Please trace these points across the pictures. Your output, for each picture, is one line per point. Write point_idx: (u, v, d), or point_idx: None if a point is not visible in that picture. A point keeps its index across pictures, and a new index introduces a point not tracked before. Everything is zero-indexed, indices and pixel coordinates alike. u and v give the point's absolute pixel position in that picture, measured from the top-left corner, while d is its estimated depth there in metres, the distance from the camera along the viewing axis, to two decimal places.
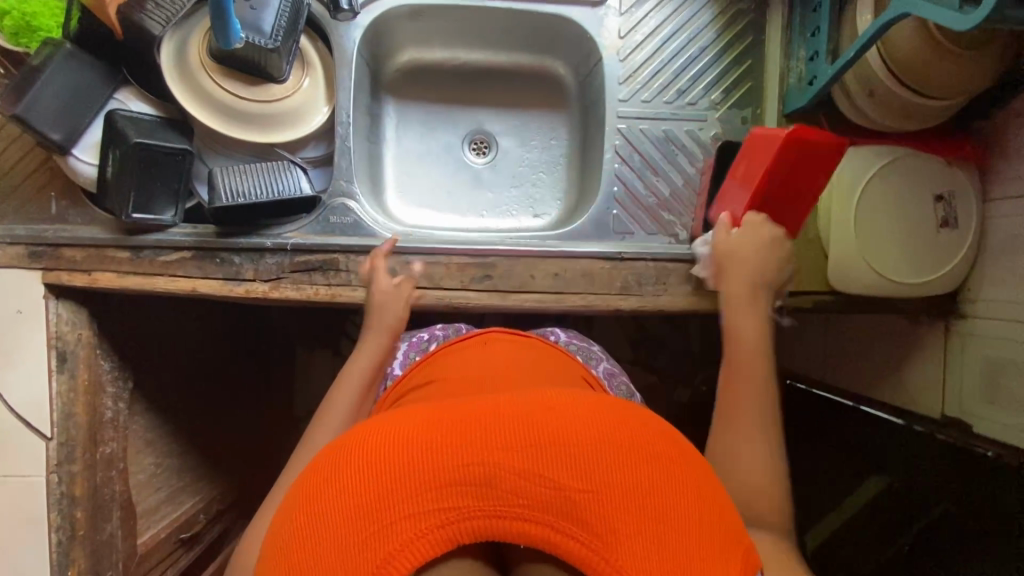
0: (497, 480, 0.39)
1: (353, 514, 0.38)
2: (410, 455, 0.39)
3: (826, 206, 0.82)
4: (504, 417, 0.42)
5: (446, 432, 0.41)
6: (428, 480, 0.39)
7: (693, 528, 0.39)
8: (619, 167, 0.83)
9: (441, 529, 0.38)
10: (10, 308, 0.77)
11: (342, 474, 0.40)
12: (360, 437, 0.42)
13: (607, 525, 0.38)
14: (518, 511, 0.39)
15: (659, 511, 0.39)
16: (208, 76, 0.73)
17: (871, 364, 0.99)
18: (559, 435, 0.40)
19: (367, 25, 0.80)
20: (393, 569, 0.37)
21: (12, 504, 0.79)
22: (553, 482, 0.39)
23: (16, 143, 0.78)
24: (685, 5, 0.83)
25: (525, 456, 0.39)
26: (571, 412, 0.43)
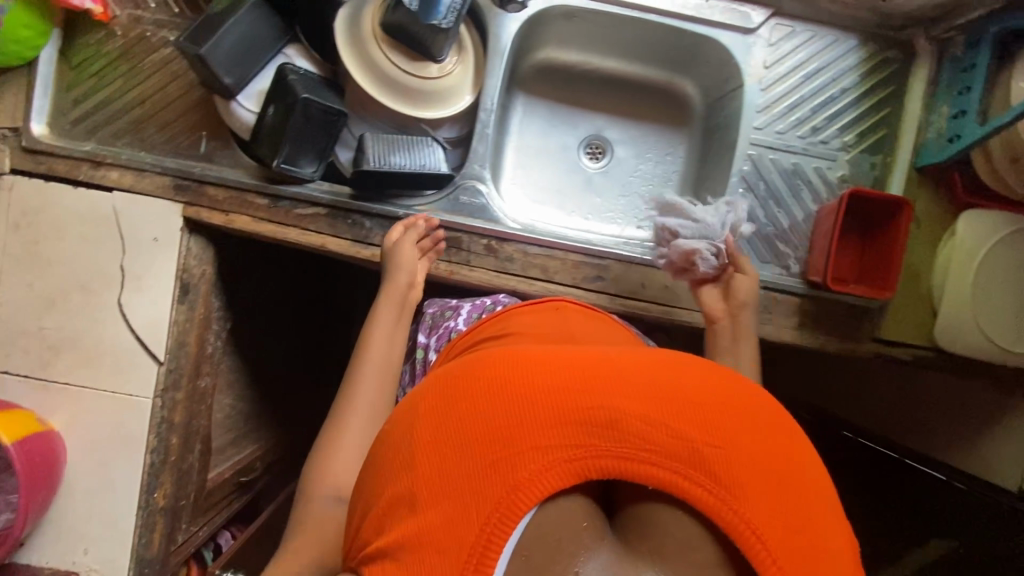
0: (621, 423, 0.42)
1: (485, 440, 0.42)
2: (536, 394, 0.43)
3: (944, 263, 0.82)
4: (625, 373, 0.45)
5: (571, 379, 0.44)
6: (554, 416, 0.42)
7: (807, 490, 0.41)
8: (743, 193, 0.84)
9: (568, 461, 0.41)
10: (146, 235, 0.80)
11: (472, 404, 0.44)
12: (484, 372, 0.46)
13: (731, 476, 0.40)
14: (642, 455, 0.41)
15: (775, 471, 0.41)
16: (376, 45, 0.76)
17: (947, 427, 0.99)
18: (675, 392, 0.44)
19: (524, 19, 0.83)
20: (527, 490, 0.40)
21: (115, 419, 0.82)
22: (675, 431, 0.41)
23: (177, 80, 0.82)
24: (833, 45, 0.84)
25: (645, 405, 0.43)
26: (682, 374, 0.46)
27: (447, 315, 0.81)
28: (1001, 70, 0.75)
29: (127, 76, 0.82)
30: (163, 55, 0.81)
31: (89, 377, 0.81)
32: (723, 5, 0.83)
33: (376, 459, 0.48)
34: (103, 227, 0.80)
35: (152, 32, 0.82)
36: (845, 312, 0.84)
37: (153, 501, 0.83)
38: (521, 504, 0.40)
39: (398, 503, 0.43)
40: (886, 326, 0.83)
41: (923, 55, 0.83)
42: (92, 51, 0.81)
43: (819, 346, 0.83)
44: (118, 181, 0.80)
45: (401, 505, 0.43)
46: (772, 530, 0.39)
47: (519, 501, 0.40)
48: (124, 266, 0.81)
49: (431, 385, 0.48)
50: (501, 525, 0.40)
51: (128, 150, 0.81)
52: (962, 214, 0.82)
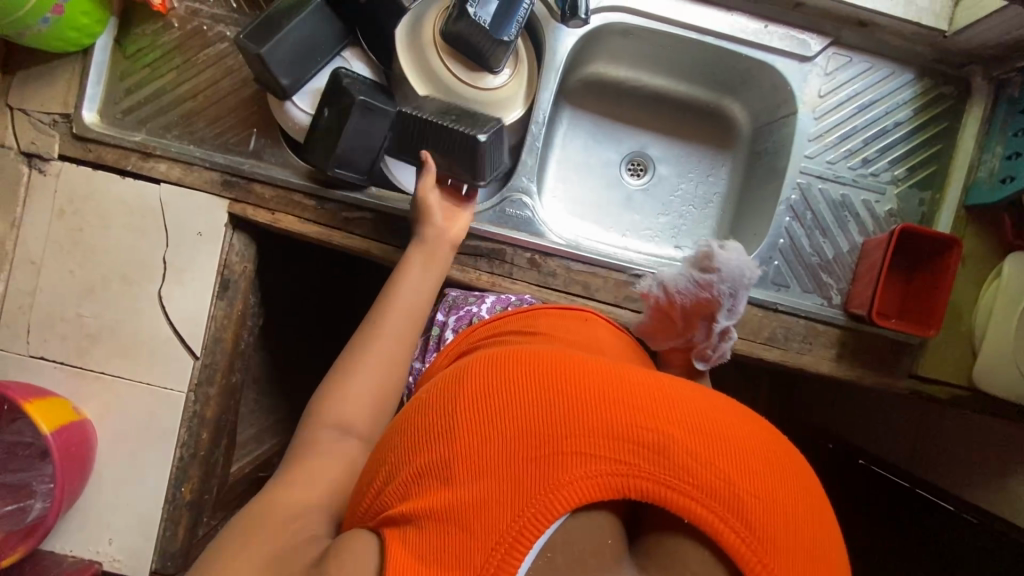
0: (668, 450, 0.44)
1: (535, 439, 0.45)
2: (591, 409, 0.46)
3: (989, 303, 0.81)
4: (676, 405, 0.47)
5: (628, 401, 0.47)
6: (606, 433, 0.45)
7: (822, 556, 0.44)
8: (789, 221, 0.84)
9: (610, 477, 0.44)
10: (190, 229, 0.80)
11: (529, 403, 0.46)
12: (544, 376, 0.48)
13: (758, 522, 0.42)
14: (682, 484, 0.43)
15: (796, 526, 0.44)
16: (436, 53, 0.76)
17: (972, 466, 0.98)
18: (723, 435, 0.46)
19: (582, 34, 0.82)
20: (565, 496, 0.43)
21: (148, 411, 0.82)
22: (717, 470, 0.44)
23: (231, 75, 0.82)
24: (890, 78, 0.83)
25: (691, 439, 0.45)
26: (730, 420, 0.48)
27: (472, 300, 0.78)
28: None
29: (181, 68, 0.81)
30: (217, 49, 0.81)
31: (124, 367, 0.81)
32: (782, 32, 0.82)
33: (417, 424, 0.50)
34: (148, 218, 0.80)
35: (208, 25, 0.81)
36: (885, 347, 0.83)
37: (180, 495, 0.83)
38: (556, 506, 0.43)
39: (434, 472, 0.45)
40: (925, 363, 0.83)
41: (979, 94, 0.83)
42: (147, 41, 0.81)
43: (856, 379, 0.83)
44: (166, 173, 0.80)
45: (436, 476, 0.45)
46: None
47: (557, 503, 0.43)
48: (167, 258, 0.80)
49: (486, 372, 0.51)
50: (535, 521, 0.42)
51: (177, 142, 0.81)
52: (1010, 255, 0.81)
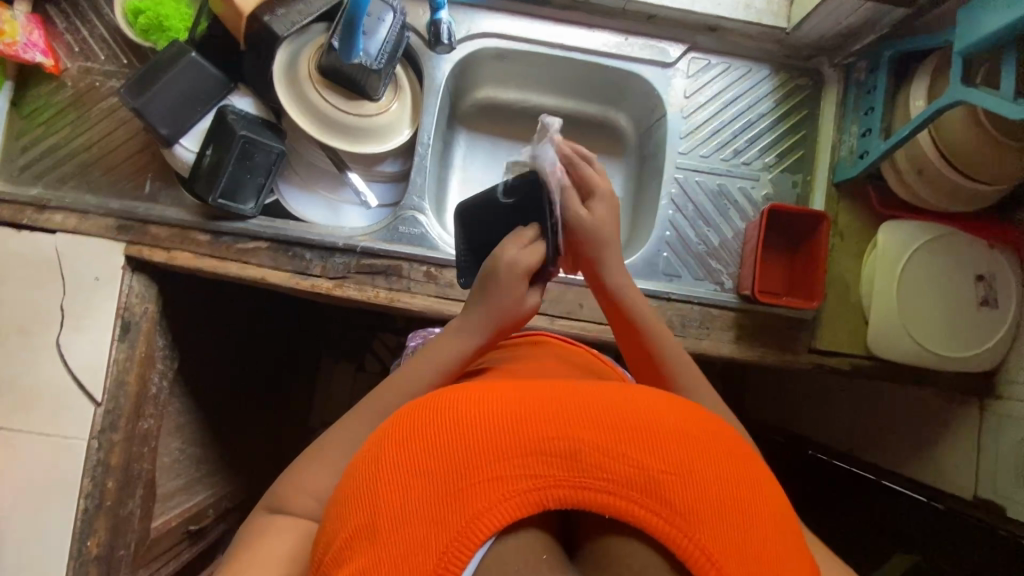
0: (581, 454, 0.40)
1: (445, 472, 0.40)
2: (495, 420, 0.42)
3: (870, 271, 0.85)
4: (583, 403, 0.43)
5: (533, 406, 0.43)
6: (518, 447, 0.40)
7: (760, 514, 0.40)
8: (673, 214, 0.88)
9: (528, 490, 0.40)
10: (88, 274, 0.81)
11: (435, 433, 0.41)
12: (449, 404, 0.44)
13: (687, 504, 0.39)
14: (601, 484, 0.40)
15: (727, 495, 0.40)
16: (312, 86, 0.79)
17: (899, 438, 0.99)
18: (638, 424, 0.42)
19: (456, 60, 0.88)
20: (490, 519, 0.39)
21: (50, 463, 0.80)
22: (634, 462, 0.40)
23: (125, 126, 0.85)
24: (749, 75, 0.90)
25: (603, 435, 0.41)
26: (648, 406, 0.44)
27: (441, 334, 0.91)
28: (899, 91, 0.81)
29: (75, 123, 0.85)
30: (111, 103, 0.85)
31: (23, 420, 0.80)
32: (642, 43, 0.89)
33: (341, 488, 0.44)
34: (44, 268, 0.81)
35: (101, 82, 0.85)
36: (781, 324, 0.85)
37: (86, 550, 0.80)
38: (480, 531, 0.38)
39: (357, 534, 0.40)
40: (822, 336, 0.85)
41: (831, 82, 0.89)
42: (42, 101, 0.85)
43: (759, 359, 0.84)
44: (62, 223, 0.82)
45: (355, 537, 0.40)
46: (727, 556, 0.38)
47: (480, 529, 0.38)
48: (64, 306, 0.81)
49: (397, 414, 0.45)
50: (458, 554, 0.38)
51: (73, 193, 0.84)
52: (883, 225, 0.85)
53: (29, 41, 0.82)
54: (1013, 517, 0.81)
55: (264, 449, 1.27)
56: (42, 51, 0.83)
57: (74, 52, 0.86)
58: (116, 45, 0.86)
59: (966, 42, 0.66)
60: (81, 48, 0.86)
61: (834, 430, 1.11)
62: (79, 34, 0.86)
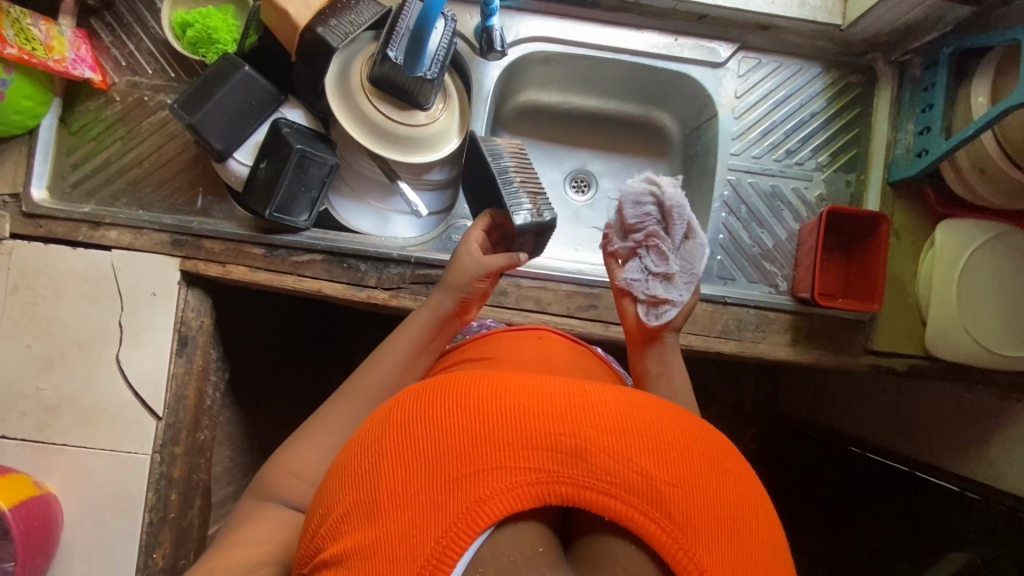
0: (587, 451, 0.39)
1: (452, 461, 0.39)
2: (504, 414, 0.41)
3: (928, 272, 0.84)
4: (594, 403, 0.42)
5: (544, 404, 0.41)
6: (524, 440, 0.39)
7: (754, 534, 0.40)
8: (726, 216, 0.87)
9: (530, 484, 0.39)
10: (144, 290, 0.82)
11: (445, 419, 0.41)
12: (461, 390, 0.43)
13: (685, 517, 0.39)
14: (604, 484, 0.39)
15: (724, 513, 0.40)
16: (365, 97, 0.79)
17: (949, 436, 0.98)
18: (647, 431, 0.41)
19: (505, 65, 0.87)
20: (489, 512, 0.38)
21: (114, 478, 0.81)
22: (638, 466, 0.39)
23: (174, 140, 0.85)
24: (799, 73, 0.88)
25: (611, 437, 0.40)
26: (658, 414, 0.43)
27: None
28: (959, 87, 0.79)
29: (125, 138, 0.85)
30: (160, 117, 0.85)
31: (88, 436, 0.81)
32: (691, 42, 0.87)
33: (342, 464, 0.43)
34: (101, 285, 0.81)
35: (149, 96, 0.85)
36: (837, 326, 0.85)
37: (152, 562, 0.81)
38: (478, 522, 0.38)
39: (357, 510, 0.39)
40: (879, 338, 0.84)
41: (885, 78, 0.87)
42: (91, 117, 0.85)
43: (815, 362, 0.84)
44: (116, 240, 0.82)
45: (353, 513, 0.39)
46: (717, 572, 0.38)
47: (478, 521, 0.38)
48: (123, 323, 0.81)
49: (406, 395, 0.45)
50: (455, 543, 0.37)
51: (126, 208, 0.84)
52: (940, 224, 0.84)
53: (77, 57, 0.81)
54: None
55: None
56: (90, 66, 0.82)
57: (122, 67, 0.85)
58: (163, 59, 0.85)
59: None
60: (127, 63, 0.85)
61: (879, 427, 1.11)
62: (125, 48, 0.85)
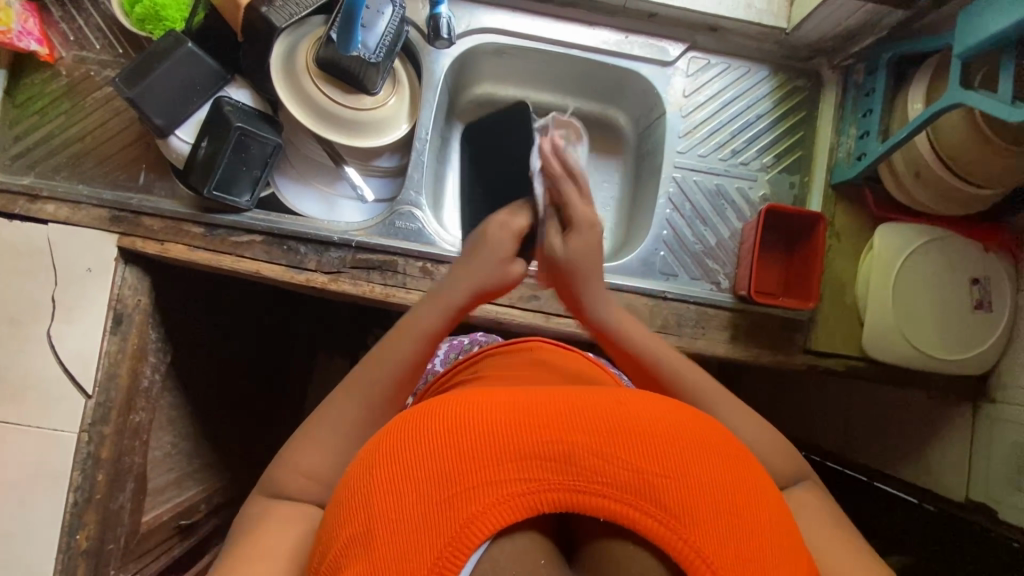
0: (576, 457, 0.39)
1: (438, 475, 0.38)
2: (486, 424, 0.40)
3: (866, 274, 0.85)
4: (574, 407, 0.42)
5: (524, 411, 0.41)
6: (512, 451, 0.39)
7: (753, 511, 0.39)
8: (670, 213, 0.88)
9: (522, 493, 0.39)
10: (79, 266, 0.80)
11: (428, 439, 0.40)
12: (441, 408, 0.42)
13: (680, 505, 0.38)
14: (595, 486, 0.39)
15: (721, 494, 0.39)
16: (310, 78, 0.79)
17: (891, 441, 0.99)
18: (630, 427, 0.41)
19: (456, 55, 0.87)
20: (484, 523, 0.38)
21: (39, 456, 0.79)
22: (626, 464, 0.39)
23: (119, 116, 0.85)
24: (748, 75, 0.90)
25: (596, 439, 0.40)
26: (644, 409, 0.43)
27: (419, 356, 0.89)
28: (897, 92, 0.81)
29: (69, 113, 0.84)
30: (106, 92, 0.85)
31: (14, 411, 0.79)
32: (642, 41, 0.89)
33: (334, 497, 0.43)
34: (35, 258, 0.80)
35: (96, 71, 0.85)
36: (777, 325, 0.85)
37: (75, 543, 0.80)
38: (474, 534, 0.37)
39: (351, 540, 0.39)
40: (817, 338, 0.85)
41: (829, 83, 0.89)
42: (37, 90, 0.84)
43: (754, 360, 0.84)
44: (54, 214, 0.81)
45: (347, 546, 0.39)
46: (719, 556, 0.37)
47: (473, 532, 0.37)
48: (55, 298, 0.80)
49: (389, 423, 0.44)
50: (454, 558, 0.37)
51: (66, 182, 0.83)
52: (880, 227, 0.85)
53: (24, 29, 0.81)
54: (1005, 520, 0.80)
55: (257, 445, 1.26)
56: (36, 39, 0.82)
57: (69, 41, 0.85)
58: (112, 35, 0.85)
59: (965, 45, 0.66)
60: (75, 37, 0.85)
61: (828, 431, 1.12)
62: (74, 23, 0.85)
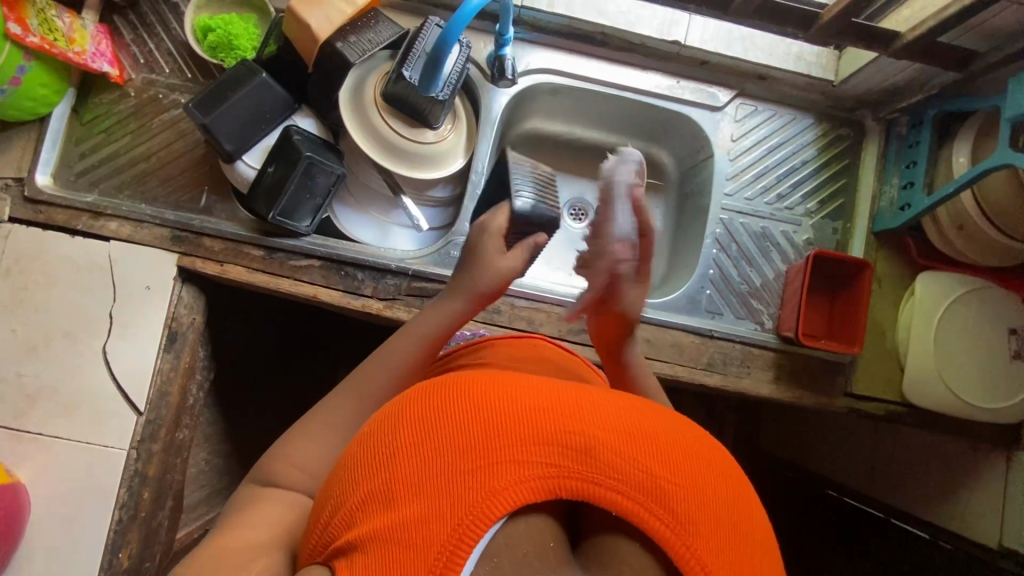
0: (597, 449, 0.40)
1: (464, 450, 0.39)
2: (517, 410, 0.41)
3: (907, 320, 0.86)
4: (598, 405, 0.43)
5: (552, 403, 0.42)
6: (536, 437, 0.40)
7: (749, 533, 0.41)
8: (717, 253, 0.90)
9: (540, 478, 0.39)
10: (138, 283, 0.82)
11: (458, 412, 0.41)
12: (473, 386, 0.43)
13: (687, 513, 0.39)
14: (611, 481, 0.39)
15: (724, 510, 0.40)
16: (377, 112, 0.81)
17: (921, 484, 1.00)
18: (650, 435, 0.42)
19: (513, 93, 0.90)
20: (502, 502, 0.38)
21: (87, 471, 0.79)
22: (643, 466, 0.40)
23: (184, 138, 0.86)
24: (793, 122, 0.93)
25: (617, 438, 0.41)
26: (660, 420, 0.44)
27: None
28: (941, 148, 0.84)
29: (135, 133, 0.86)
30: (172, 115, 0.86)
31: (64, 426, 0.79)
32: (693, 86, 0.92)
33: (354, 456, 0.43)
34: (96, 274, 0.81)
35: (164, 94, 0.87)
36: (819, 366, 0.87)
37: (117, 562, 0.79)
38: (492, 511, 0.38)
39: (370, 498, 0.39)
40: (858, 381, 0.87)
41: (872, 134, 0.92)
42: (104, 110, 0.86)
43: (796, 400, 0.86)
44: (116, 232, 0.82)
45: (367, 503, 0.39)
46: (718, 565, 0.38)
47: (492, 509, 0.38)
48: (113, 314, 0.81)
49: (418, 388, 0.45)
50: (470, 532, 0.37)
51: (128, 201, 0.84)
52: (921, 274, 0.87)
53: (97, 50, 0.83)
54: None
55: None
56: (108, 60, 0.84)
57: (139, 64, 0.87)
58: (182, 59, 0.88)
59: (1018, 108, 0.69)
60: (146, 60, 0.87)
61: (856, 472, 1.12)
62: (146, 46, 0.88)
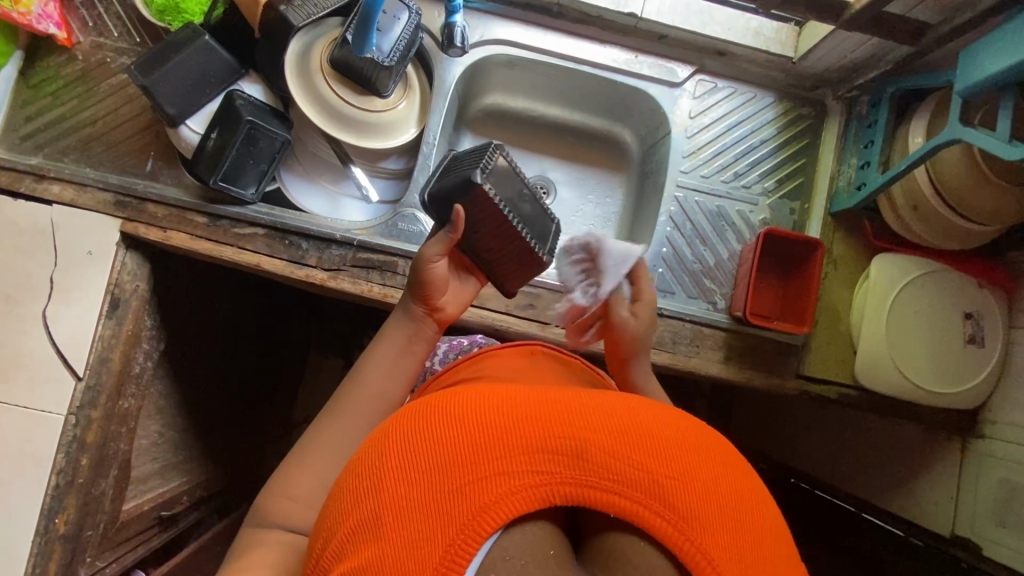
0: (591, 452, 0.37)
1: (451, 465, 0.37)
2: (502, 417, 0.39)
3: (861, 302, 0.85)
4: (587, 407, 0.41)
5: (536, 407, 0.40)
6: (524, 443, 0.38)
7: (755, 521, 0.38)
8: (671, 231, 0.89)
9: (532, 486, 0.37)
10: (81, 248, 0.81)
11: (442, 427, 0.39)
12: (455, 400, 0.41)
13: (690, 509, 0.36)
14: (607, 483, 0.37)
15: (727, 499, 0.38)
16: (323, 78, 0.80)
17: (878, 471, 0.99)
18: (642, 429, 0.39)
19: (468, 64, 0.89)
20: (497, 513, 0.36)
21: (24, 436, 0.78)
22: (637, 463, 0.37)
23: (131, 103, 0.85)
24: (753, 100, 0.91)
25: (610, 439, 0.38)
26: (653, 414, 0.41)
27: None
28: (898, 126, 0.82)
29: (82, 97, 0.85)
30: (120, 79, 0.85)
31: (4, 389, 0.78)
32: (650, 61, 0.90)
33: (341, 489, 0.40)
34: (37, 237, 0.80)
35: (112, 58, 0.86)
36: (771, 348, 0.85)
37: (53, 527, 0.79)
38: (486, 524, 0.35)
39: (360, 526, 0.37)
40: (809, 363, 0.85)
41: (833, 113, 0.91)
42: (51, 73, 0.85)
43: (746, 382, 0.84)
44: (59, 195, 0.82)
45: (357, 533, 0.36)
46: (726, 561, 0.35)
47: (485, 522, 0.35)
48: (53, 278, 0.80)
49: (402, 413, 0.43)
50: (463, 548, 0.35)
51: (73, 165, 0.83)
52: (875, 257, 0.86)
53: (43, 12, 0.81)
54: (990, 556, 0.80)
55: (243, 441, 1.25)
56: (55, 23, 0.83)
57: (88, 27, 0.86)
58: (131, 23, 0.86)
59: (967, 83, 0.67)
60: (94, 23, 0.86)
61: (818, 459, 1.11)
62: (94, 9, 0.86)
